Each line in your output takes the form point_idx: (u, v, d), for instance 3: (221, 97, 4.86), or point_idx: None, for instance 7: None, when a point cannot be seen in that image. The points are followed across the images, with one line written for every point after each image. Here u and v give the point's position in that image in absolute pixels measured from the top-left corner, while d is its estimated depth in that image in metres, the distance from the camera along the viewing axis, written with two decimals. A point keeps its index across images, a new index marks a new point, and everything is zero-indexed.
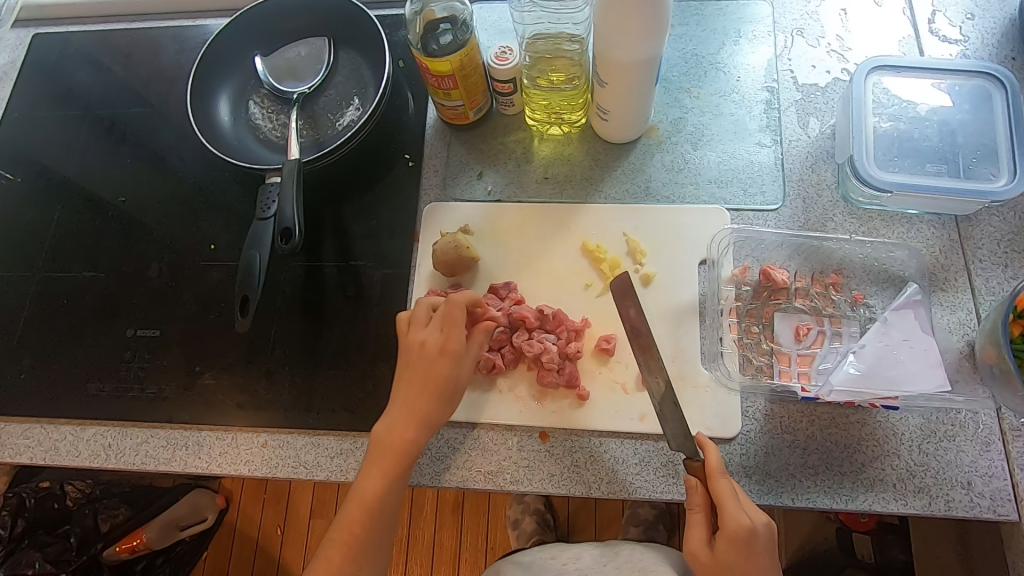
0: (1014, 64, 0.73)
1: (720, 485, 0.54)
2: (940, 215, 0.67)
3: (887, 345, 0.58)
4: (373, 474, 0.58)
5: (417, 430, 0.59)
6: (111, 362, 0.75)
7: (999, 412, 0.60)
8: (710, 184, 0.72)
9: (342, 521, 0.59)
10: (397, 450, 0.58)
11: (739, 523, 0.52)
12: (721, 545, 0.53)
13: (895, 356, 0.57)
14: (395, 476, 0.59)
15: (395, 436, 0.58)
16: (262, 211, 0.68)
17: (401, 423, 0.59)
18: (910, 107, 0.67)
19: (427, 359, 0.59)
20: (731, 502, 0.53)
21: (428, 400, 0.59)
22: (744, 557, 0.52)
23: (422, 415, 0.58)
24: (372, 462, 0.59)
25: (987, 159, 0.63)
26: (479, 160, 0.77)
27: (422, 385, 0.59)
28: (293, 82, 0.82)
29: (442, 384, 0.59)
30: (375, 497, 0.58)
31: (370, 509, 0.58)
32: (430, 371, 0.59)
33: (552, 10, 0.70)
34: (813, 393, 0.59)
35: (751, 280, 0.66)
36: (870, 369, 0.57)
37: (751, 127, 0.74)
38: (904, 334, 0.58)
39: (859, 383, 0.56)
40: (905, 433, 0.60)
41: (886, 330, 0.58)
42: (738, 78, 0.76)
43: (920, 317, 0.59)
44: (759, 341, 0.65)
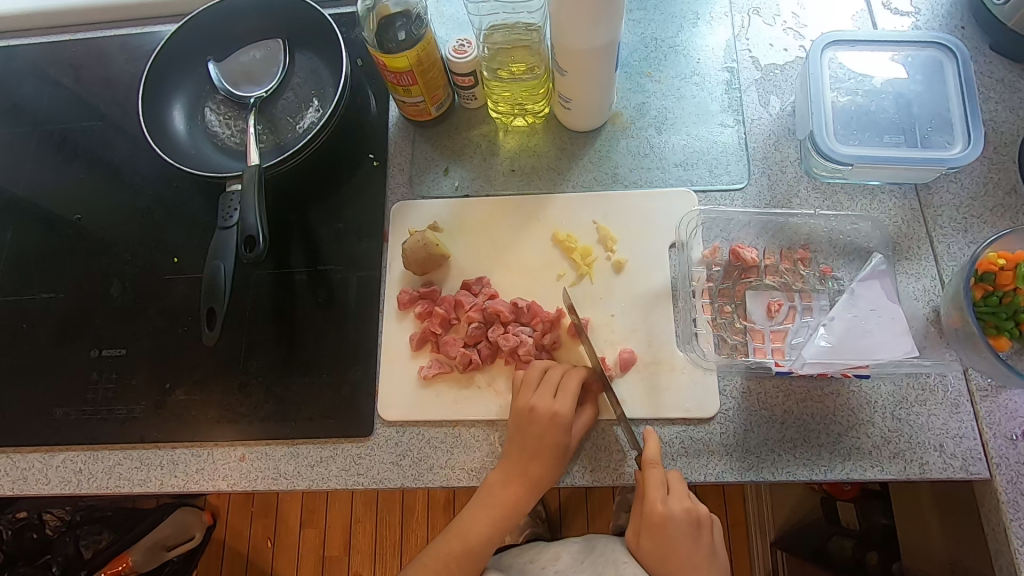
0: (964, 32, 0.74)
1: (648, 477, 0.58)
2: (901, 185, 0.68)
3: (855, 316, 0.59)
4: (481, 518, 0.61)
5: (530, 492, 0.60)
6: (76, 385, 0.72)
7: (966, 374, 0.61)
8: (676, 167, 0.72)
9: (435, 550, 0.62)
10: (508, 504, 0.60)
11: (653, 512, 0.58)
12: (641, 529, 0.60)
13: (863, 326, 0.58)
14: (505, 524, 0.61)
15: (509, 488, 0.60)
16: (224, 220, 0.67)
17: (520, 481, 0.60)
18: (866, 81, 0.68)
19: (534, 422, 0.60)
20: (652, 497, 0.58)
21: (541, 464, 0.60)
22: (659, 541, 0.59)
23: (534, 477, 0.60)
24: (479, 507, 0.61)
25: (942, 128, 0.65)
26: (445, 155, 0.76)
27: (535, 452, 0.60)
28: (250, 86, 0.80)
29: (544, 447, 0.60)
30: (480, 539, 0.61)
31: (470, 549, 0.61)
32: (544, 438, 0.60)
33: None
34: (787, 368, 0.60)
35: (721, 261, 0.67)
36: (839, 340, 0.58)
37: (713, 108, 0.74)
38: (871, 304, 0.59)
39: (829, 355, 0.57)
40: (878, 400, 0.62)
41: (854, 302, 0.59)
42: (697, 60, 0.77)
43: (886, 287, 0.60)
44: (732, 320, 0.65)
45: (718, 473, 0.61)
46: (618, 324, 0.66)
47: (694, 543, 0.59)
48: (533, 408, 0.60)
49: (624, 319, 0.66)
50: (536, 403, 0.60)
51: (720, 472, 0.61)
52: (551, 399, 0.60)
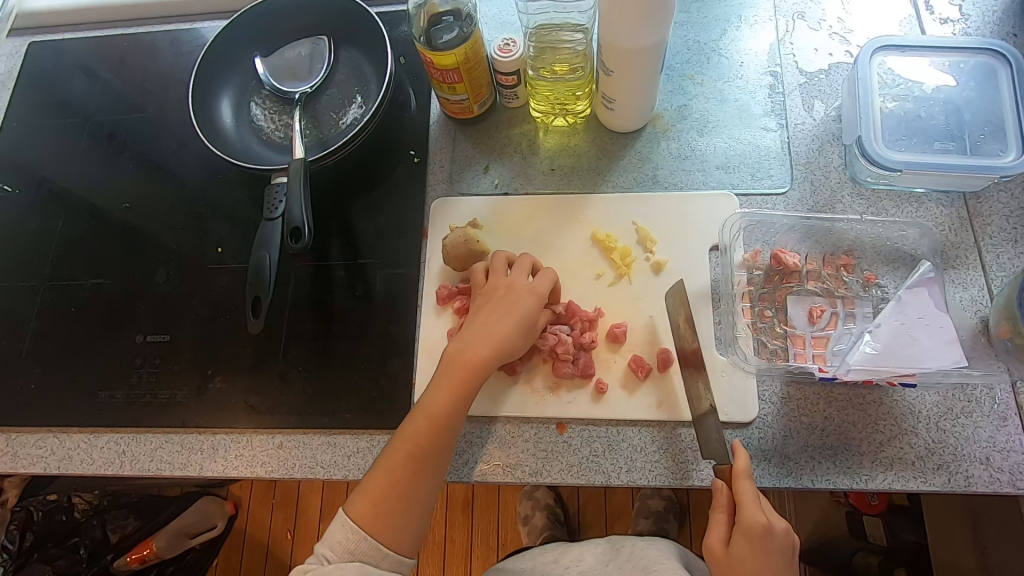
0: (1016, 40, 0.73)
1: (742, 484, 0.54)
2: (948, 193, 0.67)
3: (903, 323, 0.58)
4: (443, 388, 0.59)
5: (494, 349, 0.60)
6: (122, 369, 0.74)
7: (1014, 387, 0.60)
8: (717, 170, 0.72)
9: (404, 434, 0.58)
10: (470, 371, 0.59)
11: (754, 521, 0.53)
12: (736, 542, 0.53)
13: (910, 334, 0.57)
14: (465, 392, 0.59)
15: (470, 351, 0.60)
16: (269, 211, 0.68)
17: (483, 339, 0.60)
18: (916, 87, 0.67)
19: (511, 291, 0.63)
20: (750, 504, 0.53)
21: (508, 321, 0.60)
22: (756, 556, 0.52)
23: (501, 337, 0.60)
24: (444, 376, 0.60)
25: (995, 135, 0.63)
26: (485, 154, 0.76)
27: (505, 310, 0.61)
28: (294, 82, 0.81)
29: (519, 315, 0.61)
30: (444, 408, 0.58)
31: (433, 420, 0.58)
32: (512, 300, 0.62)
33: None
34: (830, 374, 0.59)
35: (762, 265, 0.66)
36: (886, 347, 0.57)
37: (756, 112, 0.74)
38: (919, 312, 0.58)
39: (875, 362, 0.57)
40: (921, 410, 0.61)
41: (901, 309, 0.58)
42: (740, 64, 0.76)
43: (934, 295, 0.59)
44: (773, 325, 0.65)
45: (756, 478, 0.60)
46: (656, 325, 0.66)
47: (788, 568, 0.53)
48: (510, 284, 0.63)
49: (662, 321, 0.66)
50: (519, 283, 0.63)
51: (758, 477, 0.60)
52: (525, 277, 0.64)
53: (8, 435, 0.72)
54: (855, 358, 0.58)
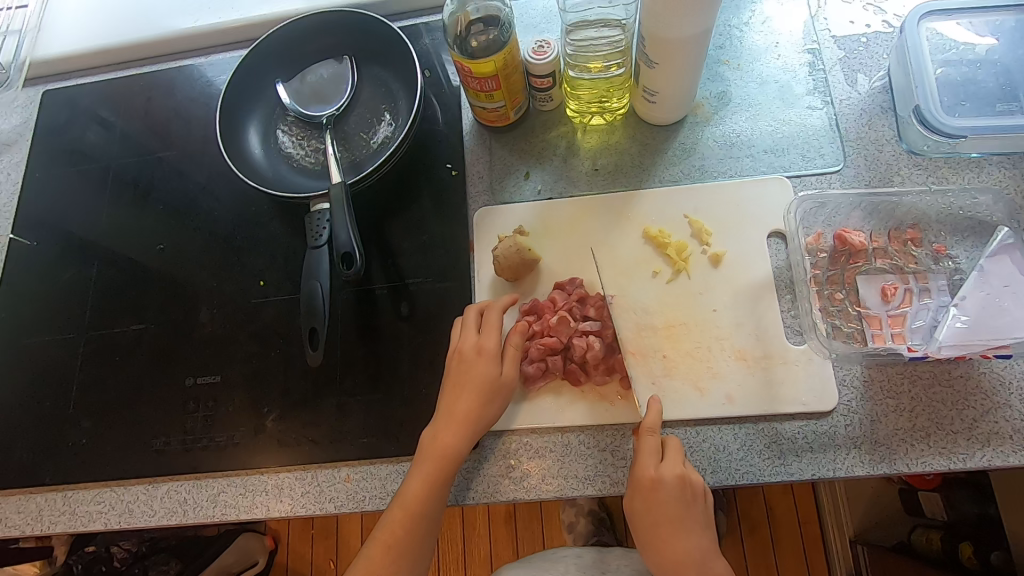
0: None
1: (642, 440, 0.57)
2: (1010, 155, 0.65)
3: (989, 294, 0.56)
4: (417, 477, 0.58)
5: (459, 433, 0.58)
6: (174, 414, 0.72)
7: None
8: (765, 154, 0.70)
9: (384, 524, 0.58)
10: (439, 456, 0.58)
11: (643, 474, 0.55)
12: (633, 495, 0.56)
13: (999, 304, 0.56)
14: (440, 479, 0.58)
15: (437, 440, 0.59)
16: (314, 239, 0.67)
17: (446, 425, 0.59)
18: (969, 50, 0.65)
19: (465, 362, 0.61)
20: (641, 459, 0.56)
21: (469, 399, 0.59)
22: (650, 505, 0.55)
23: (463, 416, 0.59)
24: (417, 466, 0.59)
25: None
26: (524, 160, 0.75)
27: (463, 384, 0.60)
28: (321, 105, 0.80)
29: (488, 390, 0.59)
30: (419, 497, 0.57)
31: (412, 513, 0.57)
32: (471, 372, 0.60)
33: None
34: (922, 353, 0.56)
35: (825, 247, 0.65)
36: (976, 319, 0.56)
37: (798, 91, 0.72)
38: (1005, 280, 0.57)
39: (968, 335, 0.55)
40: (1013, 381, 0.58)
41: (985, 279, 0.57)
42: (775, 44, 0.75)
43: (1018, 261, 0.57)
44: (846, 308, 0.63)
45: (849, 467, 0.58)
46: (722, 319, 0.64)
47: (687, 511, 0.55)
48: (461, 349, 0.62)
49: (729, 314, 0.64)
50: (482, 346, 0.61)
51: (850, 466, 0.58)
52: (474, 337, 0.62)
53: (64, 493, 0.70)
54: (946, 335, 0.57)
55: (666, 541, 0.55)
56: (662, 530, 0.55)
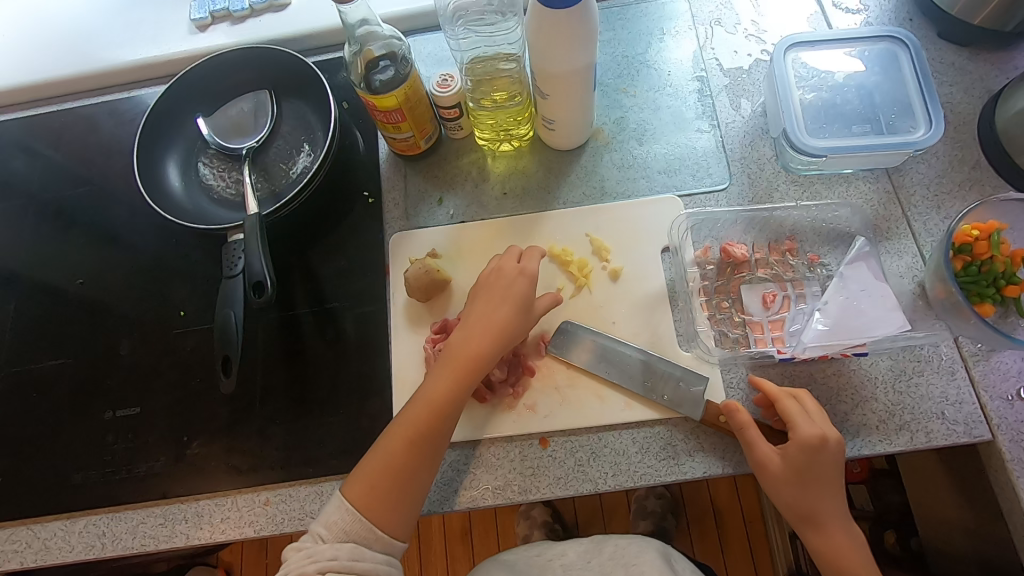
0: (913, 24, 0.80)
1: (787, 404, 0.59)
2: (873, 170, 0.72)
3: (846, 297, 0.64)
4: (444, 378, 0.61)
5: (491, 341, 0.62)
6: (93, 448, 0.72)
7: (957, 342, 0.64)
8: (659, 175, 0.75)
9: (399, 425, 0.60)
10: (468, 357, 0.61)
11: (812, 434, 0.57)
12: (790, 456, 0.57)
13: (856, 307, 0.63)
14: (464, 381, 0.61)
15: (466, 347, 0.61)
16: (230, 269, 0.68)
17: (479, 333, 0.62)
18: (829, 76, 0.72)
19: (499, 277, 0.65)
20: (798, 418, 0.58)
21: (503, 309, 0.63)
22: (812, 466, 0.57)
23: (495, 325, 0.62)
24: (440, 369, 0.62)
25: (905, 113, 0.68)
26: (438, 186, 0.78)
27: (497, 297, 0.63)
28: (240, 138, 0.82)
29: (513, 303, 0.63)
30: (443, 394, 0.60)
31: (435, 406, 0.60)
32: (502, 286, 0.64)
33: (490, 34, 0.72)
34: (789, 354, 0.63)
35: (713, 260, 0.70)
36: (835, 322, 0.63)
37: (689, 116, 0.78)
38: (861, 284, 0.65)
39: (828, 338, 0.63)
40: (879, 376, 0.64)
41: (844, 284, 0.65)
42: (669, 72, 0.81)
43: (872, 267, 0.65)
44: (731, 315, 0.68)
45: (735, 464, 0.63)
46: (620, 330, 0.68)
47: (839, 469, 0.58)
48: (508, 265, 0.65)
49: (626, 325, 0.69)
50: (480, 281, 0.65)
51: (736, 463, 0.63)
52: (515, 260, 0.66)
53: None
54: (810, 337, 0.64)
55: (819, 496, 0.57)
56: (823, 487, 0.57)
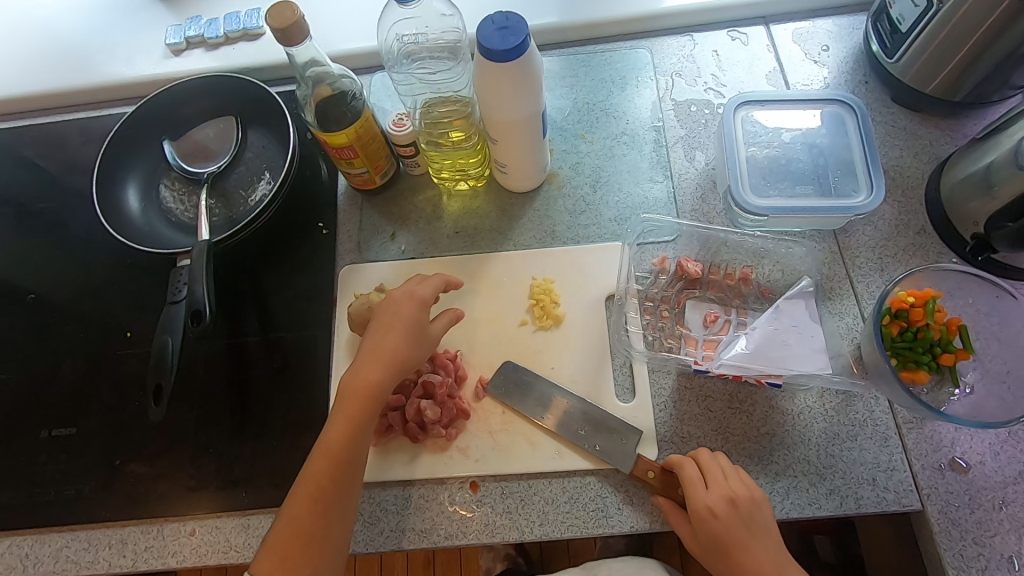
0: (867, 87, 0.81)
1: (720, 459, 0.60)
2: (820, 230, 0.73)
3: (776, 329, 0.64)
4: (342, 419, 0.58)
5: (387, 370, 0.60)
6: (25, 467, 0.72)
7: (891, 407, 0.65)
8: (610, 223, 0.76)
9: (307, 476, 0.57)
10: (365, 393, 0.59)
11: (742, 491, 0.57)
12: (723, 508, 0.57)
13: (782, 339, 0.63)
14: (362, 418, 0.59)
15: (362, 379, 0.59)
16: (172, 295, 0.67)
17: (374, 364, 0.60)
18: (777, 136, 0.73)
19: (392, 306, 0.64)
20: (730, 473, 0.59)
21: (395, 337, 0.61)
22: (743, 520, 0.56)
23: (390, 353, 0.60)
24: (339, 408, 0.59)
25: (848, 177, 0.70)
26: (392, 221, 0.79)
27: (388, 326, 0.62)
28: (203, 163, 0.83)
29: (411, 329, 0.62)
30: (341, 437, 0.58)
31: (337, 450, 0.57)
32: (397, 314, 0.63)
33: (434, 81, 0.73)
34: (704, 366, 0.64)
35: (668, 271, 0.72)
36: (758, 348, 0.63)
37: (643, 166, 0.79)
38: (794, 320, 0.65)
39: (746, 359, 0.62)
40: (812, 438, 0.64)
41: (778, 317, 0.65)
42: (627, 120, 0.82)
43: (809, 307, 0.66)
44: (670, 326, 0.70)
45: (663, 521, 0.62)
46: (559, 377, 0.68)
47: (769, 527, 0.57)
48: (410, 294, 0.64)
49: (565, 371, 0.69)
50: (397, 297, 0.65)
51: (664, 520, 0.62)
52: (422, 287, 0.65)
53: None
54: (730, 354, 0.64)
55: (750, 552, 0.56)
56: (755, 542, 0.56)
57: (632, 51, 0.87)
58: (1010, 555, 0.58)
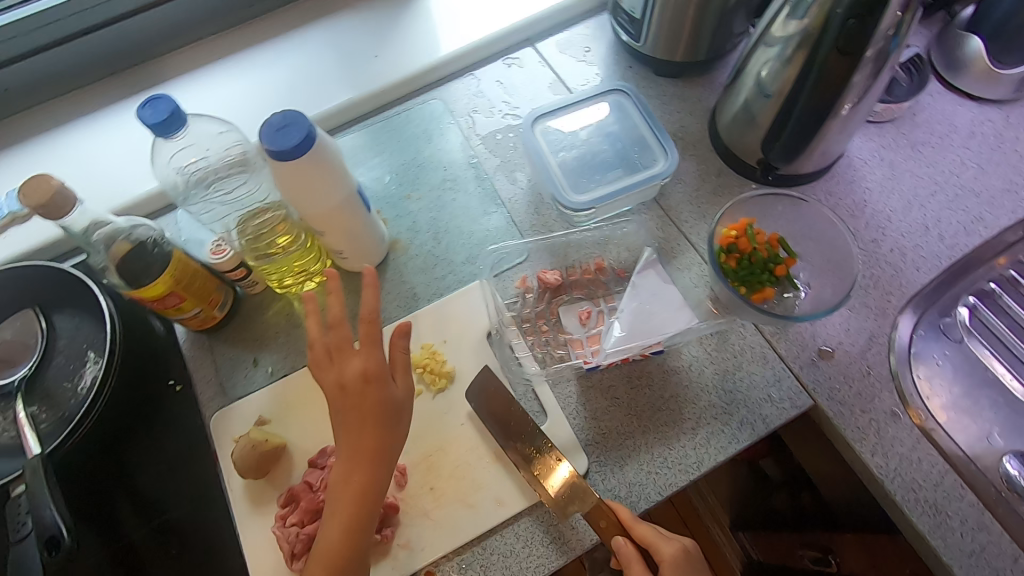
0: (633, 71, 0.92)
1: (642, 530, 0.60)
2: (644, 203, 0.80)
3: (639, 304, 0.69)
4: (334, 522, 0.57)
5: (378, 469, 0.59)
6: None
7: (758, 327, 0.72)
8: (464, 265, 0.78)
9: None
10: (356, 492, 0.58)
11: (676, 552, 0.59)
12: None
13: (648, 310, 0.68)
14: (358, 517, 0.57)
15: (350, 480, 0.58)
16: (16, 532, 0.58)
17: (359, 461, 0.58)
18: (576, 135, 0.80)
19: (362, 390, 0.60)
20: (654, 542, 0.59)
21: (374, 429, 0.59)
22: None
23: (373, 449, 0.59)
24: (330, 514, 0.58)
25: (644, 149, 0.78)
26: (250, 347, 0.74)
27: (366, 417, 0.59)
28: (9, 371, 0.72)
29: (383, 414, 0.60)
30: (338, 541, 0.56)
31: (335, 556, 0.56)
32: (367, 399, 0.59)
33: (236, 198, 0.70)
34: (593, 363, 0.67)
35: (532, 288, 0.75)
36: (631, 327, 0.68)
37: (474, 202, 0.82)
38: (652, 289, 0.70)
39: (625, 341, 0.67)
40: (708, 382, 0.69)
41: (637, 292, 0.70)
42: (444, 167, 0.86)
43: (659, 273, 0.72)
44: (554, 337, 0.72)
45: None
46: (471, 429, 0.68)
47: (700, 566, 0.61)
48: (368, 382, 0.60)
49: (475, 421, 0.68)
50: (365, 372, 0.60)
51: None
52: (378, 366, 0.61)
53: None
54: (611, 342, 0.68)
55: None
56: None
57: (425, 104, 0.91)
58: (890, 409, 0.67)
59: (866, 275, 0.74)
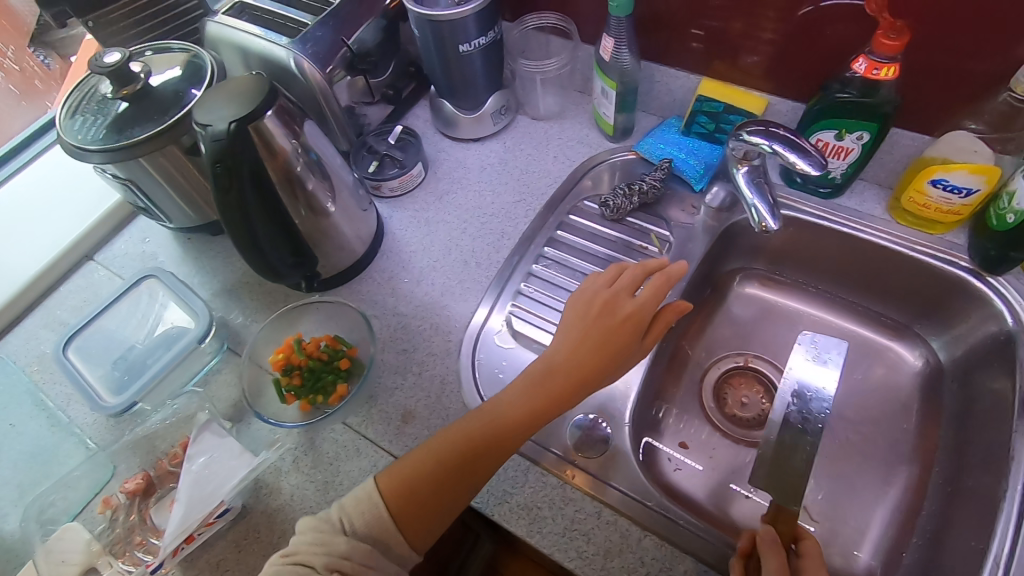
0: (192, 239, 0.96)
1: None
2: (218, 359, 0.81)
3: (195, 472, 0.68)
4: (444, 442, 0.62)
5: (550, 415, 0.61)
6: None
7: (344, 423, 0.75)
8: (46, 516, 0.72)
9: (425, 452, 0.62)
10: (514, 424, 0.61)
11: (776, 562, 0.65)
12: None
13: (204, 475, 0.68)
14: (498, 453, 0.61)
15: (475, 426, 0.62)
16: None
17: (520, 401, 0.61)
18: (115, 337, 0.82)
19: (612, 313, 0.63)
20: None
21: (595, 355, 0.61)
22: None
23: (565, 370, 0.61)
24: (470, 420, 0.63)
25: (177, 323, 0.82)
26: None
27: (607, 340, 0.62)
28: None
29: (611, 342, 0.62)
30: (508, 411, 0.61)
31: (416, 498, 0.60)
32: (617, 326, 0.62)
33: None
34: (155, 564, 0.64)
35: (120, 503, 0.71)
36: (189, 499, 0.66)
37: (49, 446, 0.79)
38: (207, 452, 0.70)
39: (182, 519, 0.65)
40: (309, 503, 0.70)
41: (192, 462, 0.69)
42: (13, 423, 0.81)
43: (216, 430, 0.72)
44: (146, 543, 0.68)
45: None
46: None
47: None
48: (610, 305, 0.64)
49: None
50: (620, 305, 0.64)
51: None
52: (607, 314, 0.63)
53: None
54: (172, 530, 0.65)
55: None
56: None
57: None
58: None
59: (423, 327, 0.82)
